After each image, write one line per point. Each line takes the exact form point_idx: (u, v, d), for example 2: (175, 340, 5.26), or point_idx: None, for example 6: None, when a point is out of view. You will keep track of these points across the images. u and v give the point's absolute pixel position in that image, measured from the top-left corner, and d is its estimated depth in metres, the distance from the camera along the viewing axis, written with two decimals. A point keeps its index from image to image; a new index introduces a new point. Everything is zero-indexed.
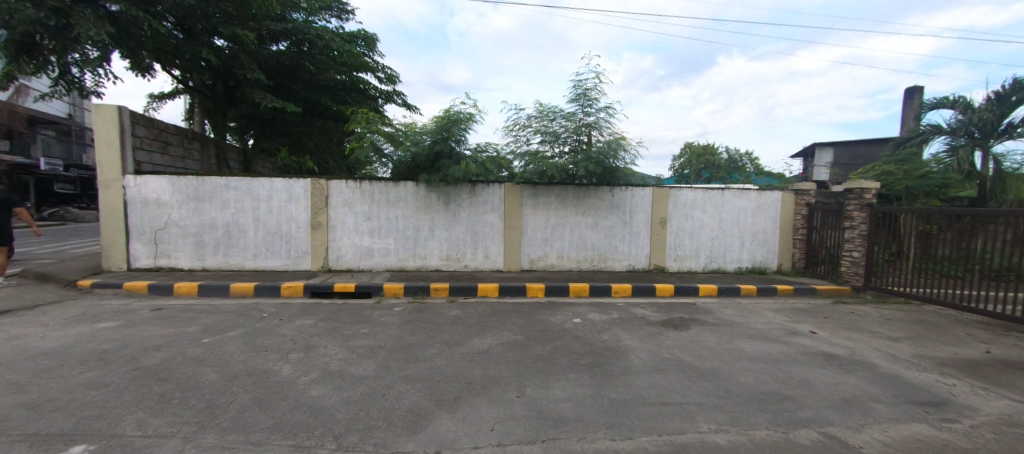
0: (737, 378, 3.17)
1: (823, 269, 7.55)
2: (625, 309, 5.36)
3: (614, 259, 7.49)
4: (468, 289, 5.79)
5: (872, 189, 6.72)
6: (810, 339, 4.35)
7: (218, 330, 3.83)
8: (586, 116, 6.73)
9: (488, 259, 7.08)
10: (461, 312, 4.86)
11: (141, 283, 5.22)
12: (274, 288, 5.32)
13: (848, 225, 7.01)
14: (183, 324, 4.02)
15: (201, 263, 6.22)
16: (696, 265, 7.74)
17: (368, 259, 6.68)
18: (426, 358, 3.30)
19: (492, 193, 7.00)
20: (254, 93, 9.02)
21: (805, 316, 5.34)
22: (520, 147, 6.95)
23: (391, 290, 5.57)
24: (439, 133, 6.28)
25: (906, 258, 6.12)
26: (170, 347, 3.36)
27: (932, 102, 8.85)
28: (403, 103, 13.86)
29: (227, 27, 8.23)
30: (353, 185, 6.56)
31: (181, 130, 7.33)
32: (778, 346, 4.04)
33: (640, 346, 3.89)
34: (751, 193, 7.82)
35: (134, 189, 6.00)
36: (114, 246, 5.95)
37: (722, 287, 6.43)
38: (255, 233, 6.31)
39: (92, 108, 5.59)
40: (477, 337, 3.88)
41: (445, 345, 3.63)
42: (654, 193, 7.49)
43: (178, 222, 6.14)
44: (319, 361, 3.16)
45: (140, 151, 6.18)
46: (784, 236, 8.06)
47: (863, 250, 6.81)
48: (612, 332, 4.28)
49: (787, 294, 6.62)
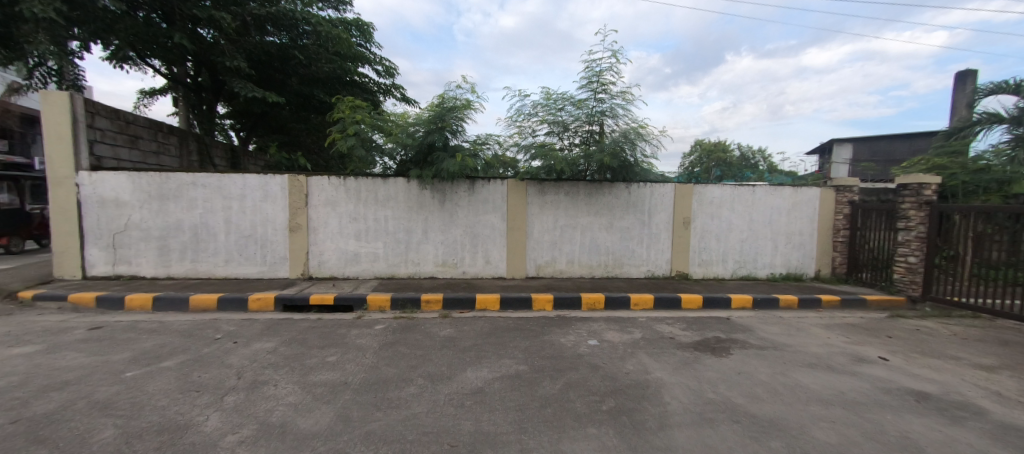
0: (813, 434, 2.35)
1: (868, 275, 6.66)
2: (647, 325, 4.56)
3: (632, 265, 6.68)
4: (465, 301, 5.02)
5: (933, 183, 5.76)
6: (884, 368, 3.49)
7: (150, 359, 3.11)
8: (600, 102, 5.91)
9: (489, 265, 6.32)
10: (455, 331, 4.09)
11: (88, 295, 4.54)
12: (241, 301, 4.61)
13: (902, 225, 6.04)
14: (114, 349, 3.32)
15: (166, 271, 5.56)
16: (723, 272, 6.90)
17: (354, 266, 5.95)
18: (400, 402, 2.54)
19: (493, 191, 6.21)
20: (234, 83, 8.26)
21: (865, 336, 4.47)
22: (525, 140, 6.18)
23: (376, 303, 4.84)
24: (433, 122, 5.52)
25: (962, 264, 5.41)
26: (78, 386, 2.66)
27: (988, 87, 7.83)
28: (402, 96, 13.15)
29: (203, 10, 7.39)
30: (336, 182, 5.80)
31: (153, 123, 6.70)
32: (848, 380, 3.20)
33: (675, 380, 3.08)
34: (785, 190, 6.93)
35: (90, 188, 5.32)
36: (67, 251, 5.31)
37: (759, 297, 5.59)
38: (227, 237, 5.62)
39: (40, 95, 4.95)
40: (470, 368, 3.11)
41: (428, 380, 2.87)
42: (676, 190, 6.64)
43: (140, 224, 5.47)
44: (259, 409, 2.41)
45: (99, 145, 5.56)
46: (824, 239, 7.16)
47: (921, 255, 5.87)
48: (638, 359, 3.48)
49: (832, 305, 5.75)
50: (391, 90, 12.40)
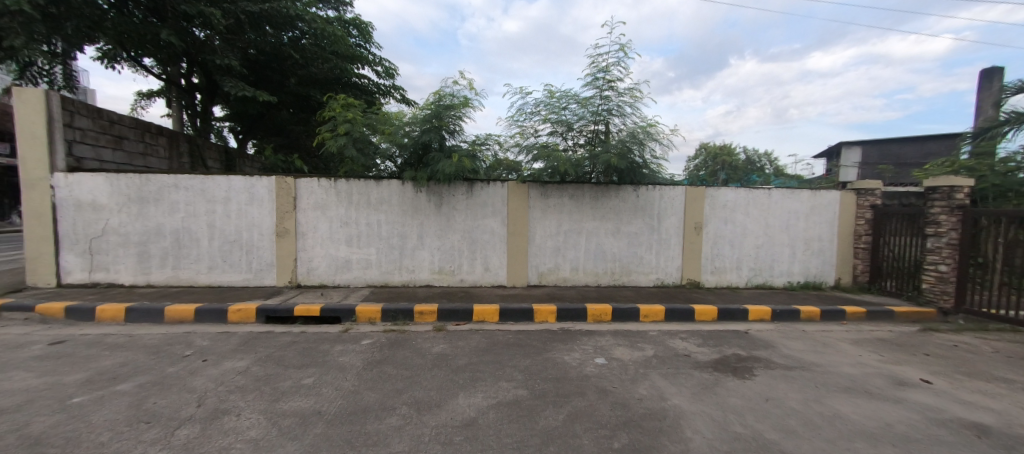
0: None
1: (893, 283, 6.24)
2: (659, 340, 4.18)
3: (640, 272, 6.30)
4: (461, 312, 4.66)
5: (966, 186, 5.34)
6: (930, 395, 3.08)
7: (105, 381, 2.77)
8: (606, 100, 5.56)
9: (488, 273, 5.98)
10: (448, 347, 3.73)
11: (56, 305, 4.23)
12: (220, 312, 4.29)
13: (932, 231, 5.59)
14: (70, 368, 2.99)
15: (147, 279, 5.27)
16: (738, 280, 6.51)
17: (345, 273, 5.63)
18: (378, 437, 2.18)
19: (492, 194, 5.87)
20: (224, 82, 7.99)
21: (900, 354, 4.06)
22: (527, 140, 5.85)
23: (365, 314, 4.50)
24: (428, 121, 5.20)
25: (992, 273, 5.07)
26: (13, 414, 2.32)
27: (1016, 86, 7.41)
28: (402, 98, 12.87)
29: (192, 5, 7.10)
30: (327, 184, 5.49)
31: (140, 123, 6.40)
32: (893, 410, 2.80)
33: (696, 408, 2.70)
34: (803, 193, 6.54)
35: (66, 191, 5.05)
36: (40, 257, 5.03)
37: (779, 309, 5.19)
38: (210, 242, 5.32)
39: (14, 93, 4.69)
40: (463, 394, 2.75)
41: (414, 409, 2.51)
42: (687, 193, 6.27)
43: (119, 228, 5.19)
44: (213, 446, 2.06)
45: (79, 146, 5.29)
46: (844, 245, 6.74)
47: (953, 263, 5.43)
48: (652, 382, 3.10)
49: (858, 317, 5.34)
50: (391, 91, 12.11)
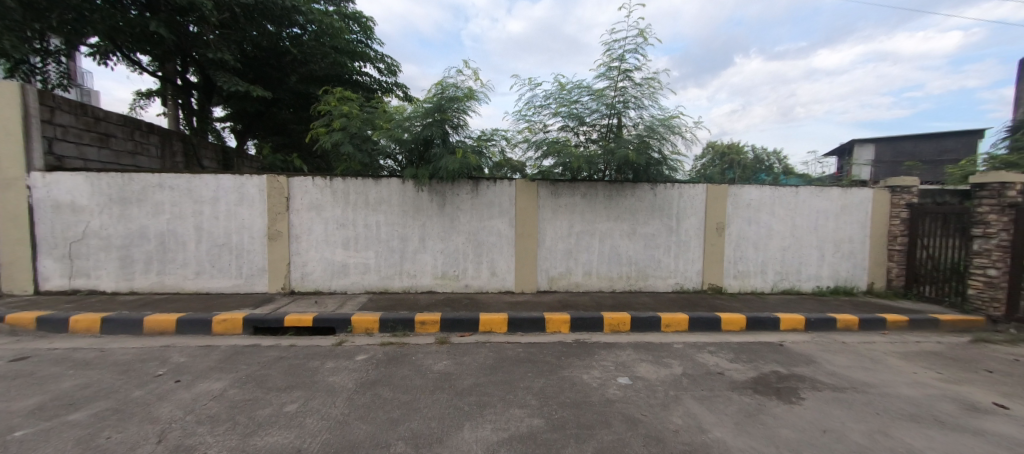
0: None
1: (933, 288, 5.76)
2: (685, 354, 3.77)
3: (658, 277, 5.88)
4: (466, 322, 4.28)
5: (1020, 182, 4.80)
6: (1014, 424, 2.63)
7: (58, 409, 2.41)
8: (621, 92, 5.16)
9: (495, 277, 5.59)
10: (452, 364, 3.34)
11: (27, 316, 3.91)
12: (204, 322, 3.94)
13: (978, 232, 5.09)
14: (22, 391, 2.63)
15: (130, 285, 4.95)
16: (762, 285, 6.07)
17: (342, 279, 5.27)
18: None
19: (499, 193, 5.47)
20: (218, 76, 7.67)
21: (961, 371, 3.59)
22: (535, 136, 5.45)
23: (362, 324, 4.12)
24: (431, 115, 4.82)
25: None
26: None
27: None
28: (405, 96, 12.53)
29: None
30: (322, 184, 5.12)
31: (129, 121, 6.04)
32: (977, 444, 2.37)
33: (743, 443, 2.29)
34: (833, 191, 6.08)
35: (44, 191, 4.74)
36: (16, 263, 4.73)
37: (813, 317, 4.75)
38: (197, 246, 4.99)
39: None
40: (470, 425, 2.36)
41: (411, 447, 2.11)
42: (708, 192, 5.85)
43: (100, 231, 4.87)
44: None
45: (60, 143, 4.96)
46: (877, 247, 6.28)
47: (1003, 267, 4.92)
48: (686, 409, 2.68)
49: (899, 326, 4.88)
50: (394, 88, 11.74)
